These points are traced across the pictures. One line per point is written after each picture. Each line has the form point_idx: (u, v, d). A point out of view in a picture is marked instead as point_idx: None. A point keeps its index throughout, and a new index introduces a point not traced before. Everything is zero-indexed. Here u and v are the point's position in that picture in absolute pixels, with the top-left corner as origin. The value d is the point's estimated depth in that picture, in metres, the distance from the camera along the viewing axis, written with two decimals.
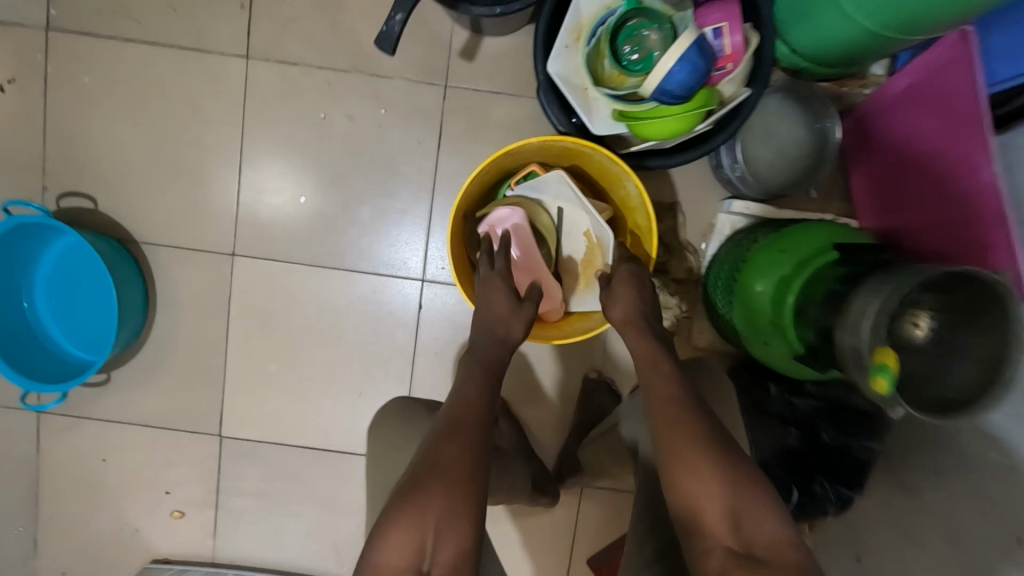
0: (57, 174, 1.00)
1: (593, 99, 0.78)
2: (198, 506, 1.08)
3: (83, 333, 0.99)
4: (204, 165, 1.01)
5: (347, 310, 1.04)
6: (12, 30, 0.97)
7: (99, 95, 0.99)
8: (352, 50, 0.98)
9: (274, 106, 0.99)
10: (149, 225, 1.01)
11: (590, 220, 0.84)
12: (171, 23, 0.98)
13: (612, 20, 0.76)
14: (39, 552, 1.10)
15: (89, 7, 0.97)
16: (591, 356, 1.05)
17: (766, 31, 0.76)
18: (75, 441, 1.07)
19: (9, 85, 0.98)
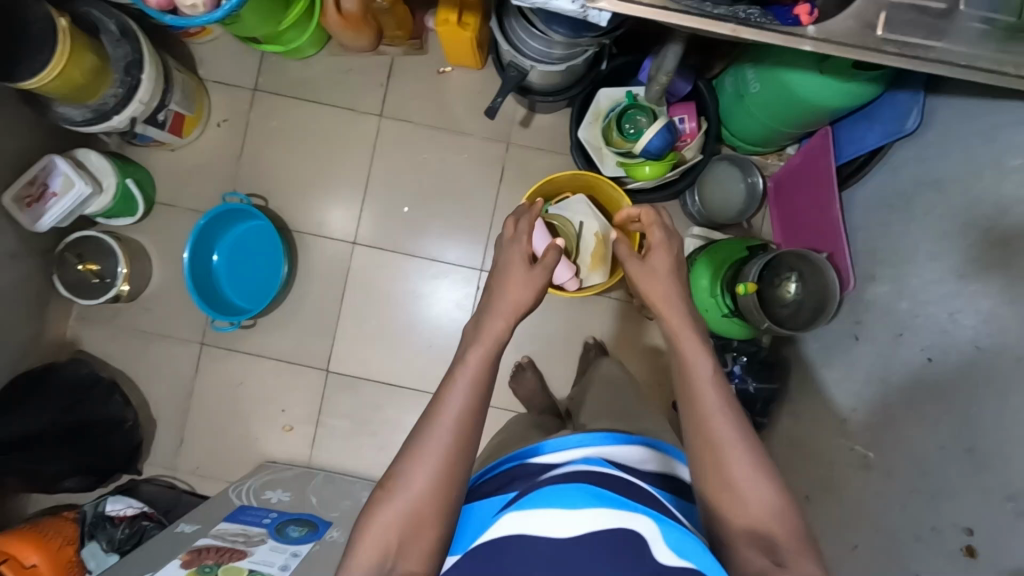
0: (245, 181, 1.49)
1: (605, 154, 1.26)
2: (304, 422, 1.49)
3: (249, 287, 1.44)
4: (342, 182, 1.50)
5: (427, 286, 1.49)
6: (230, 87, 1.49)
7: (279, 133, 1.50)
8: (450, 115, 1.48)
9: (393, 149, 1.49)
10: (301, 219, 1.50)
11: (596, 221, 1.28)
12: (333, 91, 1.49)
13: (618, 109, 1.25)
14: (183, 449, 1.49)
15: (282, 77, 1.49)
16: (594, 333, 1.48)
17: (711, 120, 1.27)
18: (225, 367, 1.50)
19: (223, 122, 1.49)
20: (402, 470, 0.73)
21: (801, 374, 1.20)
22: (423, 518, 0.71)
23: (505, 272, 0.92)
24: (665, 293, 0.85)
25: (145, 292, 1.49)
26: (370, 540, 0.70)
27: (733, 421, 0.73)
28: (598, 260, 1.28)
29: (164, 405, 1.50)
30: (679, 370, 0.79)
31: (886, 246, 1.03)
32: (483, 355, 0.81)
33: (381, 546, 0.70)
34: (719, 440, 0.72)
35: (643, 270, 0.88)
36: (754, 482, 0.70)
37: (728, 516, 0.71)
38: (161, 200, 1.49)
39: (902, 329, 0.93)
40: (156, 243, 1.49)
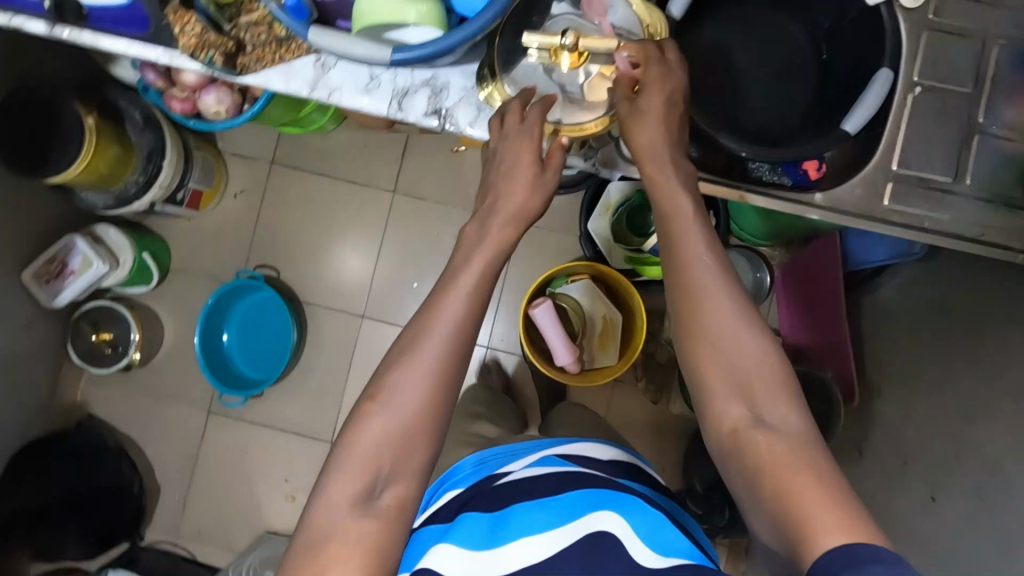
0: (258, 252, 1.52)
1: (612, 247, 1.28)
2: (306, 493, 1.49)
3: (260, 360, 1.46)
4: (354, 256, 1.52)
5: None
6: (249, 159, 1.52)
7: (294, 205, 1.52)
8: (462, 194, 1.50)
9: (405, 224, 1.51)
10: (311, 290, 1.52)
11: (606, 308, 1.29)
12: (348, 166, 1.52)
13: (628, 204, 1.25)
14: (185, 516, 1.50)
15: (299, 151, 1.52)
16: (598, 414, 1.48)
17: (721, 217, 1.21)
18: (230, 435, 1.51)
19: (240, 193, 1.52)
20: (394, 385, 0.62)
21: None
22: (418, 432, 0.61)
23: (505, 169, 0.68)
24: (654, 137, 0.66)
25: (156, 359, 1.51)
26: (351, 461, 0.60)
27: (716, 279, 0.64)
28: (607, 343, 1.29)
29: (168, 471, 1.50)
30: (682, 246, 0.65)
31: (892, 364, 1.03)
32: (483, 268, 0.65)
33: (371, 464, 0.60)
34: (711, 308, 0.63)
35: (632, 120, 0.67)
36: (731, 353, 0.62)
37: (706, 383, 0.63)
38: (176, 268, 1.51)
39: (907, 458, 0.93)
40: (169, 311, 1.51)
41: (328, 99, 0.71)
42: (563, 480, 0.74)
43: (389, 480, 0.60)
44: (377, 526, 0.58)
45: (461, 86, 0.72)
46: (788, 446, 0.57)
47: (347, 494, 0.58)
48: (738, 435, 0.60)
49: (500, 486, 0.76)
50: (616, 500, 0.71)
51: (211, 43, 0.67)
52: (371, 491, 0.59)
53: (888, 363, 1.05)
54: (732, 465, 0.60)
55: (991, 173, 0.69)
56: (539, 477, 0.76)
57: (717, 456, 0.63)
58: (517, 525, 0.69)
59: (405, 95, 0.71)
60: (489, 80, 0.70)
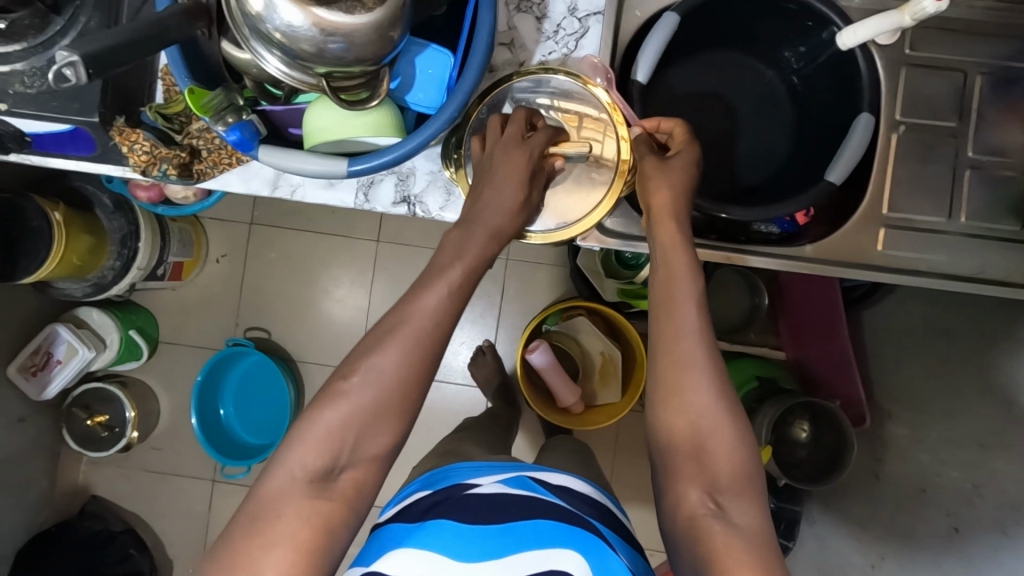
0: (247, 314, 1.49)
1: (605, 282, 1.25)
2: None
3: (260, 425, 1.43)
4: (341, 308, 1.49)
5: (433, 408, 1.46)
6: (226, 223, 1.49)
7: (278, 263, 1.49)
8: (446, 235, 1.48)
9: (392, 272, 1.49)
10: (304, 349, 1.49)
11: (606, 344, 1.25)
12: (328, 217, 1.49)
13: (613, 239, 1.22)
14: None
15: (277, 208, 1.49)
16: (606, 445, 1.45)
17: None
18: (237, 503, 1.48)
19: (222, 257, 1.49)
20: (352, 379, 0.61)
21: (822, 498, 1.17)
22: (370, 425, 0.60)
23: (490, 194, 0.67)
24: (673, 197, 0.67)
25: (155, 433, 1.49)
26: (310, 439, 0.59)
27: (702, 344, 0.63)
28: (609, 379, 1.26)
29: (179, 545, 1.48)
30: (664, 300, 0.65)
31: (901, 384, 1.01)
32: (443, 286, 0.64)
33: (324, 446, 0.58)
34: (684, 364, 0.62)
35: (654, 176, 0.68)
36: (707, 426, 0.61)
37: (674, 445, 0.62)
38: (166, 339, 1.49)
39: (925, 486, 0.91)
40: (163, 382, 1.49)
41: (291, 196, 0.69)
42: (530, 507, 0.69)
43: (342, 468, 0.59)
44: (318, 519, 0.56)
45: (428, 170, 0.71)
46: (749, 544, 0.55)
47: (301, 472, 0.58)
48: (695, 520, 0.58)
49: (463, 496, 0.71)
50: (583, 540, 0.67)
51: (163, 157, 0.64)
52: (322, 477, 0.58)
53: (895, 381, 1.03)
54: (683, 551, 0.58)
55: (981, 209, 0.68)
56: (502, 498, 0.70)
57: (670, 539, 0.60)
58: (474, 552, 0.65)
59: (370, 185, 0.70)
60: (454, 162, 0.70)
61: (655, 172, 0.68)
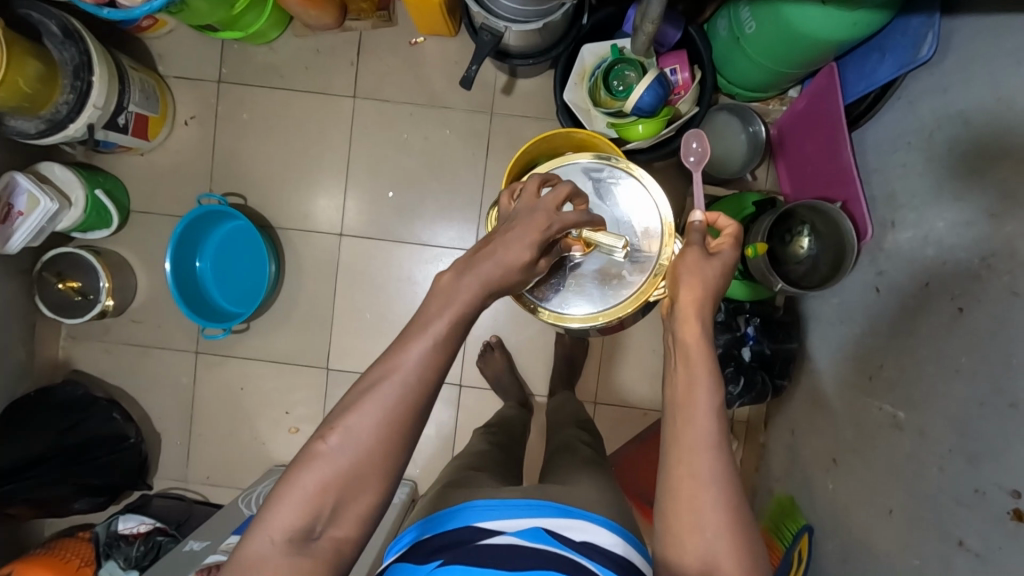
0: (220, 179, 1.42)
1: (594, 117, 1.17)
2: (310, 424, 1.45)
3: (238, 291, 1.40)
4: (320, 171, 1.43)
5: (420, 273, 1.43)
6: (194, 82, 1.41)
7: (250, 125, 1.42)
8: (426, 89, 1.40)
9: (372, 130, 1.42)
10: (283, 215, 1.43)
11: None
12: (301, 73, 1.41)
13: (604, 65, 1.16)
14: (192, 460, 1.47)
15: (246, 65, 1.41)
16: None
17: (705, 68, 1.16)
18: (222, 374, 1.45)
19: (190, 119, 1.42)
20: (329, 437, 0.60)
21: (818, 332, 1.14)
22: (353, 487, 0.60)
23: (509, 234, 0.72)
24: (698, 297, 0.69)
25: (132, 306, 1.44)
26: (290, 507, 0.60)
27: (715, 458, 0.63)
28: None
29: (166, 418, 1.46)
30: (680, 414, 0.65)
31: (905, 188, 0.95)
32: None
33: (303, 511, 0.59)
34: (700, 476, 0.62)
35: (689, 275, 0.71)
36: (710, 542, 0.61)
37: (682, 549, 0.62)
38: (137, 209, 1.42)
39: (929, 279, 0.86)
40: (138, 254, 1.43)
41: None
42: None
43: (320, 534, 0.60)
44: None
45: None
46: None
47: (278, 536, 0.59)
48: None
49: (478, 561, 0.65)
50: None
51: None
52: (302, 538, 0.59)
53: (898, 187, 0.96)
54: None
55: None
56: (515, 550, 0.67)
57: None
58: None
59: None
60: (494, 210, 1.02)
61: (697, 266, 0.72)
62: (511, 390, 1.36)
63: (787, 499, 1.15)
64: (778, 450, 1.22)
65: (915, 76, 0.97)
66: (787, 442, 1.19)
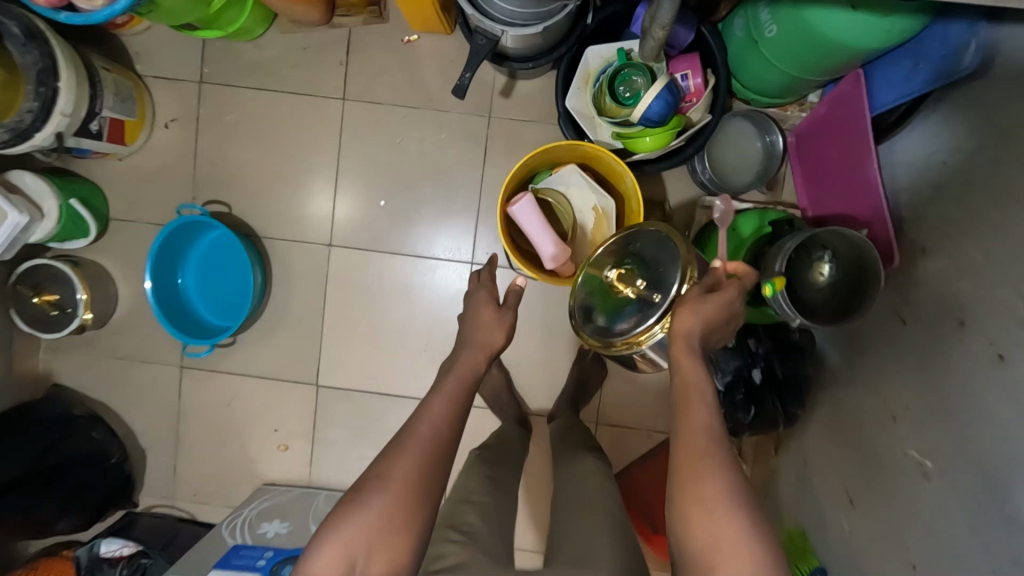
0: (203, 186, 1.35)
1: (598, 125, 1.10)
2: (300, 441, 1.39)
3: (222, 304, 1.33)
4: (308, 177, 1.35)
5: (414, 285, 1.36)
6: (175, 82, 1.33)
7: (234, 128, 1.34)
8: (420, 90, 1.32)
9: (363, 134, 1.34)
10: (269, 224, 1.36)
11: (597, 198, 1.12)
12: (287, 73, 1.33)
13: (610, 70, 1.07)
14: (178, 477, 1.42)
15: (230, 64, 1.33)
16: None
17: (720, 73, 1.08)
18: (209, 390, 1.39)
19: (171, 122, 1.34)
20: (363, 490, 0.73)
21: (836, 359, 1.06)
22: (384, 531, 0.71)
23: None
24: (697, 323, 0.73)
25: (113, 318, 1.38)
26: (330, 552, 0.70)
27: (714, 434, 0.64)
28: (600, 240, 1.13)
29: (151, 433, 1.41)
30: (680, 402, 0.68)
31: (939, 211, 0.86)
32: None
33: (341, 557, 0.70)
34: (702, 452, 0.63)
35: (688, 303, 0.74)
36: (723, 521, 0.60)
37: (695, 538, 0.60)
38: (116, 216, 1.35)
39: (964, 316, 0.78)
40: (118, 264, 1.37)
41: None
42: None
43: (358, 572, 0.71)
44: None
45: None
46: None
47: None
48: None
49: None
50: None
51: None
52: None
53: (931, 209, 0.88)
54: None
55: None
56: None
57: None
58: None
59: None
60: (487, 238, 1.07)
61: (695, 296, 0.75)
62: (508, 410, 1.30)
63: (798, 532, 1.09)
64: (789, 478, 1.15)
65: (953, 87, 0.88)
66: (799, 471, 1.13)
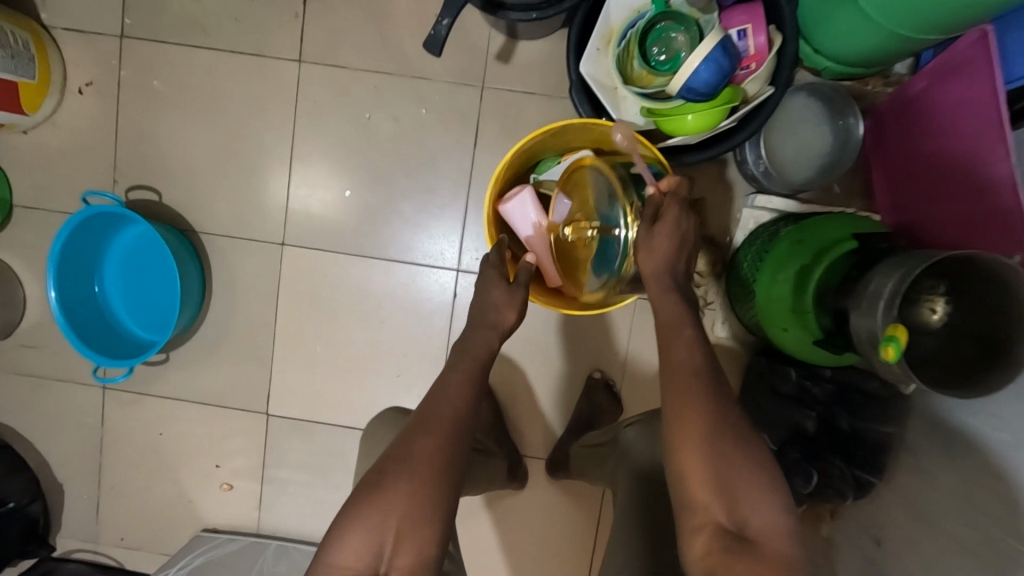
0: (127, 168, 1.09)
1: (623, 98, 0.83)
2: (247, 480, 1.15)
3: (148, 315, 1.08)
4: (255, 159, 1.09)
5: (386, 296, 1.11)
6: (89, 37, 1.06)
7: (164, 96, 1.08)
8: (394, 52, 1.05)
9: (323, 107, 1.07)
10: (209, 216, 1.10)
11: None
12: (229, 28, 1.06)
13: (641, 23, 0.81)
14: (103, 517, 1.18)
15: (158, 15, 1.06)
16: (601, 357, 1.09)
17: (787, 32, 0.79)
18: (137, 416, 1.15)
19: (86, 87, 1.08)
20: (388, 471, 0.60)
21: (930, 416, 0.80)
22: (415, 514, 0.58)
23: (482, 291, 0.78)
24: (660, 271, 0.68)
25: (21, 328, 1.14)
26: (357, 536, 0.58)
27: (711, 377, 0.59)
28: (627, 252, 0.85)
29: (69, 466, 1.17)
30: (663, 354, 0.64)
31: None
32: None
33: (370, 542, 0.57)
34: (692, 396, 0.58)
35: (640, 245, 0.69)
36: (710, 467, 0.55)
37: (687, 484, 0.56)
38: (22, 204, 1.10)
39: None
40: (25, 262, 1.12)
41: None
42: None
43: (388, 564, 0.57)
44: None
45: None
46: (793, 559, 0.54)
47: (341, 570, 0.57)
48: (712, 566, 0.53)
49: None
50: None
51: None
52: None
53: None
54: None
55: None
56: None
57: None
58: None
59: None
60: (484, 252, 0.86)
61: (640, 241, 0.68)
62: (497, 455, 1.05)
63: None
64: (849, 561, 0.90)
65: None
66: (865, 554, 0.87)
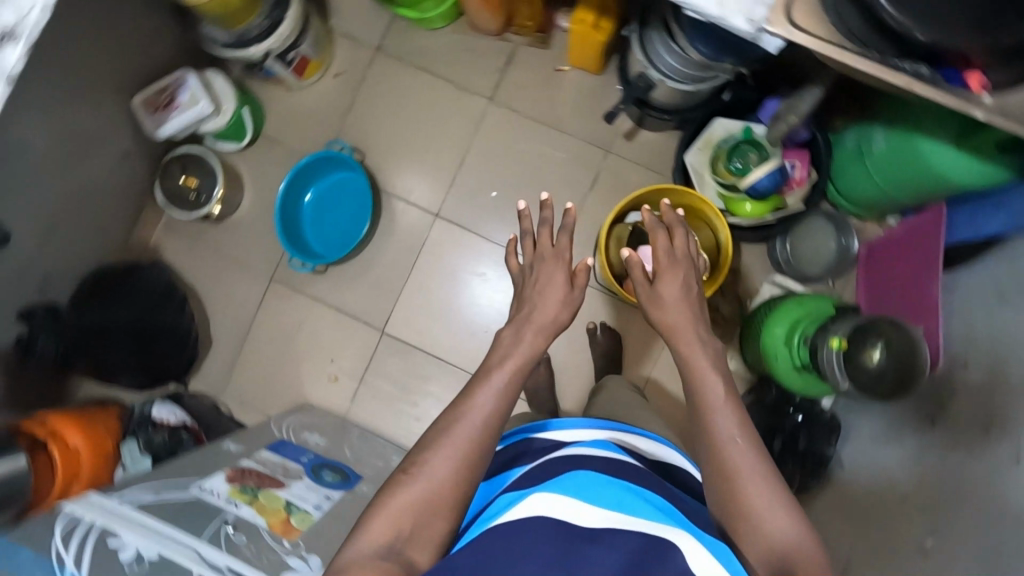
0: (348, 133, 1.54)
1: (706, 183, 1.27)
2: (350, 376, 1.51)
3: (329, 234, 1.49)
4: (438, 153, 1.53)
5: (496, 272, 1.51)
6: (356, 43, 1.54)
7: (390, 95, 1.54)
8: (556, 112, 1.51)
9: (496, 133, 1.52)
10: (393, 182, 1.53)
11: None
12: (450, 65, 1.53)
13: (731, 141, 1.25)
14: (232, 375, 1.54)
15: (406, 43, 1.54)
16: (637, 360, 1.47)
17: (822, 173, 1.26)
18: (287, 306, 1.53)
19: (341, 74, 1.54)
20: (412, 473, 0.70)
21: (860, 444, 1.17)
22: (432, 516, 0.68)
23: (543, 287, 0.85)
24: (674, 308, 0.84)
25: (230, 219, 1.54)
26: (388, 513, 0.68)
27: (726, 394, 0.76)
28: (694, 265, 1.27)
29: (223, 328, 1.54)
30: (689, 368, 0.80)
31: (986, 333, 0.99)
32: None
33: (396, 523, 0.67)
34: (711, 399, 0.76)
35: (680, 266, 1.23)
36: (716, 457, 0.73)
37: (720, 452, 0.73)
38: (266, 135, 1.54)
39: (991, 423, 0.90)
40: (252, 175, 1.54)
41: None
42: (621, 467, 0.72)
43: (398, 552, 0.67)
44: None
45: None
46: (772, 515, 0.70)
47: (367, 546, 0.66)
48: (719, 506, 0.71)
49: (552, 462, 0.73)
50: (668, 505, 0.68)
51: None
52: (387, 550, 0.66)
53: (979, 331, 1.01)
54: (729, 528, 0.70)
55: None
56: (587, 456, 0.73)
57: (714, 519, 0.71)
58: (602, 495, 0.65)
59: None
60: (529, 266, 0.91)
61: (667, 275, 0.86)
62: (546, 408, 1.41)
63: None
64: None
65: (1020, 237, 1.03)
66: None
